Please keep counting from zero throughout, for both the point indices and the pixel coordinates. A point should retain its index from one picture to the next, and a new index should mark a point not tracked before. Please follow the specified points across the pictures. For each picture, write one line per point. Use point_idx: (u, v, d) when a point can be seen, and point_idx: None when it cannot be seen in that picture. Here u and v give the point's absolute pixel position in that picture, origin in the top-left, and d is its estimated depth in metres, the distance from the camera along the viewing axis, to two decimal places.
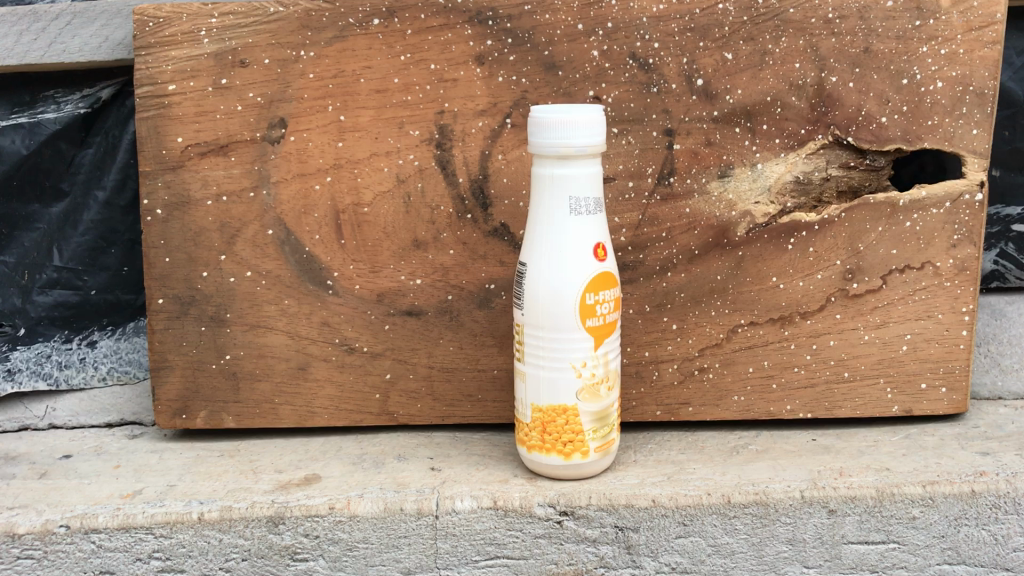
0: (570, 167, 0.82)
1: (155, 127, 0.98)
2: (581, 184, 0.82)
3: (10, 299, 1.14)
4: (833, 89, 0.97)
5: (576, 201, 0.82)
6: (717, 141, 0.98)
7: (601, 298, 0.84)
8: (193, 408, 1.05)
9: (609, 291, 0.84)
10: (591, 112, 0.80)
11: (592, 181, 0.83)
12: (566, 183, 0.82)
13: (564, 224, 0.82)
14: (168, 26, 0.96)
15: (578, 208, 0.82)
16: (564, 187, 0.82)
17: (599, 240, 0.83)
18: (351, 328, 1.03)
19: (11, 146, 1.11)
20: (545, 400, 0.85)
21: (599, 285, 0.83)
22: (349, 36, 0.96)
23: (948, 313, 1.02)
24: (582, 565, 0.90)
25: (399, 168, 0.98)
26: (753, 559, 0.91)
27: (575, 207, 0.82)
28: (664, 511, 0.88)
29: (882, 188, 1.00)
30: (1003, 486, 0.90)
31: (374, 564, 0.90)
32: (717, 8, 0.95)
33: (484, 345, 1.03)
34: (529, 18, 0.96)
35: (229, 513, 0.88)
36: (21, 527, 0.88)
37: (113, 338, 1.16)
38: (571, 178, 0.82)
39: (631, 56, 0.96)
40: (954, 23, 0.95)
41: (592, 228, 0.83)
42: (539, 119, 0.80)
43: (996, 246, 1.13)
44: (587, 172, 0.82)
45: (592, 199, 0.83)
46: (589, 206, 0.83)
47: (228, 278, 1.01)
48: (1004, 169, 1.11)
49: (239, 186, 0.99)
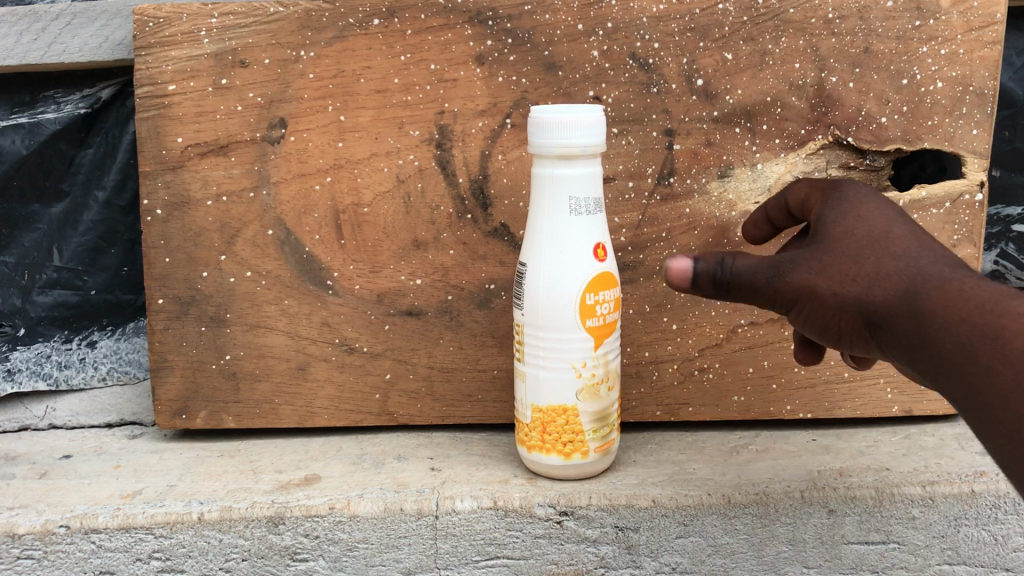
0: (571, 168, 0.82)
1: (155, 127, 0.98)
2: (581, 184, 0.82)
3: (10, 299, 1.14)
4: (833, 89, 0.97)
5: (576, 201, 0.82)
6: (717, 141, 0.98)
7: (601, 298, 0.84)
8: (193, 408, 1.05)
9: (609, 291, 0.84)
10: (592, 112, 0.80)
11: (591, 182, 0.83)
12: (566, 183, 0.82)
13: (564, 225, 0.82)
14: (168, 27, 0.96)
15: (578, 208, 0.82)
16: (565, 187, 0.82)
17: (599, 240, 0.83)
18: (351, 328, 1.03)
19: (11, 146, 1.11)
20: (545, 400, 0.85)
21: (599, 285, 0.83)
22: (349, 36, 0.96)
23: None
24: (582, 565, 0.90)
25: (399, 168, 0.98)
26: (754, 560, 0.90)
27: (575, 207, 0.82)
28: (664, 511, 0.88)
29: (882, 188, 1.00)
30: (1003, 486, 0.90)
31: (374, 565, 0.90)
32: (717, 8, 0.95)
33: (484, 345, 1.03)
34: (529, 18, 0.96)
35: (229, 513, 0.88)
36: (21, 527, 0.88)
37: (113, 338, 1.16)
38: (571, 178, 0.82)
39: (631, 56, 0.96)
40: (954, 23, 0.95)
41: (592, 228, 0.83)
42: (538, 119, 0.80)
43: (996, 246, 1.13)
44: (587, 172, 0.82)
45: (592, 199, 0.83)
46: (589, 206, 0.83)
47: (228, 278, 1.01)
48: (1004, 170, 1.12)
49: (239, 186, 0.99)
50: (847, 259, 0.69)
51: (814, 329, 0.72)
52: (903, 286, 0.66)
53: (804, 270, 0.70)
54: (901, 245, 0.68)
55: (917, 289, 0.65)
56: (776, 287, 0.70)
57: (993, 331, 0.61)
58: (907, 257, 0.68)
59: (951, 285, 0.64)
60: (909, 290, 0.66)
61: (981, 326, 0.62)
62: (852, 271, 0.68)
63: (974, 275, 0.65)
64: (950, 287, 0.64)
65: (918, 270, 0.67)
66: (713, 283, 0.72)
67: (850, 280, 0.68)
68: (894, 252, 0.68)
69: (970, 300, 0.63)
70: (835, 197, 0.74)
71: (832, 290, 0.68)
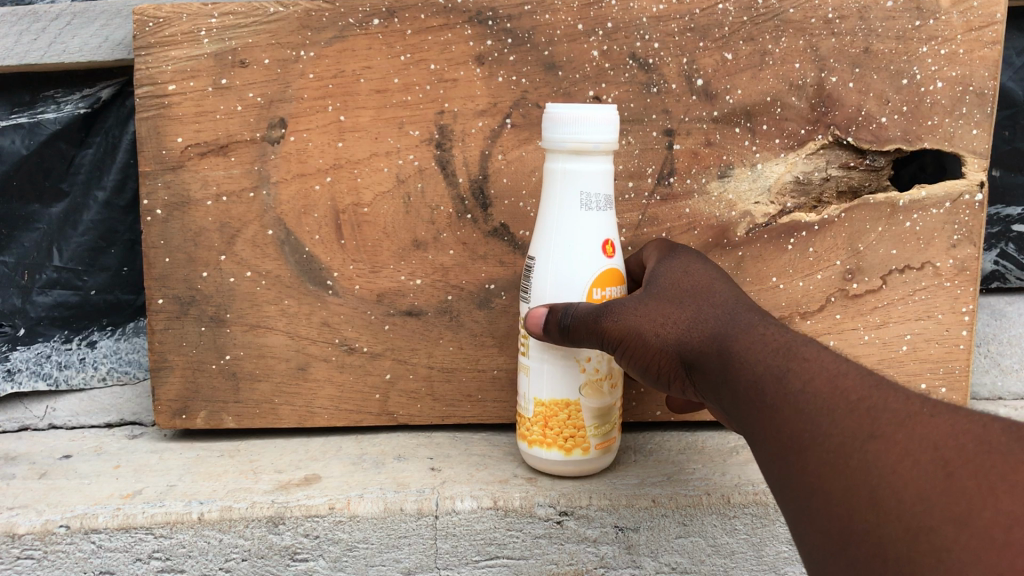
0: (583, 163, 0.81)
1: (155, 127, 0.98)
2: (592, 180, 0.82)
3: (9, 299, 1.14)
4: (833, 89, 0.97)
5: (587, 197, 0.82)
6: (717, 141, 0.98)
7: (608, 294, 0.83)
8: (193, 408, 1.04)
9: (616, 288, 0.84)
10: (608, 109, 0.79)
11: (603, 178, 0.82)
12: (577, 178, 0.82)
13: (574, 219, 0.82)
14: (167, 26, 0.96)
15: (589, 203, 0.82)
16: (576, 182, 0.82)
17: (608, 236, 0.83)
18: (351, 328, 1.03)
19: (11, 146, 1.10)
20: (547, 393, 0.85)
21: (606, 282, 0.83)
22: (349, 36, 0.96)
23: (948, 313, 1.02)
24: (582, 565, 0.90)
25: (399, 168, 0.98)
26: (754, 560, 0.91)
27: (585, 202, 0.82)
28: (664, 511, 0.88)
29: (882, 188, 1.00)
30: None
31: (373, 565, 0.90)
32: (717, 8, 0.95)
33: (484, 345, 1.03)
34: (529, 18, 0.96)
35: (229, 513, 0.88)
36: (21, 527, 0.88)
37: (112, 337, 1.16)
38: (582, 173, 0.81)
39: (631, 56, 0.96)
40: (954, 23, 0.95)
41: (602, 224, 0.83)
42: (553, 113, 0.79)
43: (996, 246, 1.13)
44: (599, 168, 0.82)
45: (603, 195, 0.83)
46: (599, 202, 0.82)
47: (228, 278, 1.01)
48: (1004, 169, 1.12)
49: (239, 186, 0.99)
50: (668, 303, 0.76)
51: (640, 368, 0.77)
52: (713, 331, 0.73)
53: (635, 314, 0.76)
54: (720, 298, 0.76)
55: (722, 334, 0.72)
56: (606, 327, 0.76)
57: (779, 370, 0.65)
58: (723, 307, 0.75)
59: (753, 331, 0.70)
60: (718, 335, 0.72)
61: (768, 366, 0.66)
62: (671, 314, 0.75)
63: (778, 325, 0.71)
64: (753, 333, 0.70)
65: (728, 319, 0.73)
66: (559, 329, 0.78)
67: (668, 324, 0.75)
68: (713, 303, 0.75)
69: (766, 344, 0.68)
70: (674, 256, 0.84)
71: (653, 334, 0.75)
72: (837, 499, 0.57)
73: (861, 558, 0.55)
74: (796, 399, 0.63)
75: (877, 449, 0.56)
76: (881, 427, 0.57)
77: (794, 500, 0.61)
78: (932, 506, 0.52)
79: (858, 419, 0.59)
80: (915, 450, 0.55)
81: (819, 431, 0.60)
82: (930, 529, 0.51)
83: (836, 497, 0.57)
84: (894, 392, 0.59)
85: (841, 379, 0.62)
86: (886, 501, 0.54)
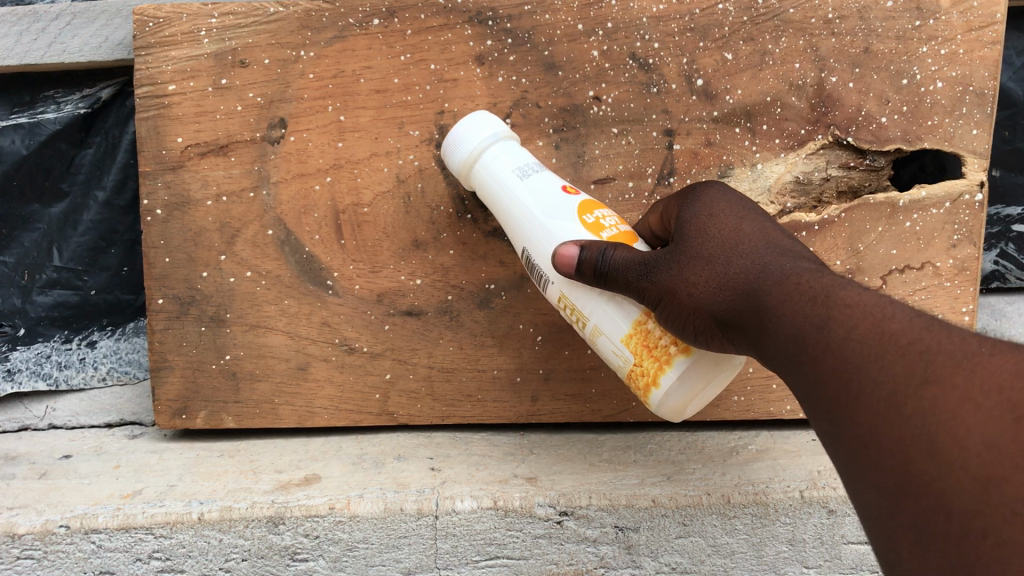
0: (501, 155, 0.82)
1: (155, 127, 0.98)
2: (518, 158, 0.81)
3: (9, 299, 1.14)
4: (833, 89, 0.97)
5: (520, 169, 0.80)
6: (717, 141, 0.98)
7: (599, 215, 0.78)
8: (194, 408, 1.04)
9: (603, 211, 0.79)
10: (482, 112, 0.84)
11: (526, 155, 0.82)
12: (506, 165, 0.81)
13: (527, 189, 0.78)
14: (168, 27, 0.96)
15: (526, 171, 0.80)
16: (505, 168, 0.81)
17: (561, 183, 0.80)
18: (351, 328, 1.02)
19: (11, 146, 1.11)
20: (625, 319, 0.75)
21: (590, 208, 0.78)
22: (349, 36, 0.96)
23: (948, 313, 1.01)
24: (582, 565, 0.90)
25: (399, 168, 0.99)
26: (753, 559, 0.91)
27: (523, 172, 0.80)
28: (664, 511, 0.88)
29: (882, 188, 0.99)
30: None
31: (374, 564, 0.90)
32: (717, 7, 0.96)
33: (484, 345, 1.02)
34: (529, 18, 0.96)
35: (229, 513, 0.88)
36: (21, 527, 0.88)
37: (113, 338, 1.17)
38: (507, 160, 0.81)
39: (631, 56, 0.97)
40: (954, 23, 0.95)
41: (549, 178, 0.80)
42: (453, 141, 0.83)
43: (996, 246, 1.14)
44: (515, 150, 0.82)
45: (533, 162, 0.81)
46: (534, 166, 0.81)
47: (228, 278, 1.01)
48: (1004, 169, 1.11)
49: (239, 186, 0.99)
50: (695, 257, 0.70)
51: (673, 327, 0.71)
52: (747, 284, 0.66)
53: (665, 272, 0.70)
54: (751, 246, 0.69)
55: (758, 285, 0.65)
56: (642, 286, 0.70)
57: (819, 318, 0.58)
58: (754, 255, 0.68)
59: (788, 279, 0.63)
60: (751, 288, 0.65)
61: (807, 316, 0.59)
62: (701, 270, 0.69)
63: (816, 270, 0.64)
64: (788, 282, 0.63)
65: (761, 268, 0.66)
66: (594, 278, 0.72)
67: (700, 281, 0.68)
68: (742, 251, 0.68)
69: (804, 292, 0.61)
70: (695, 200, 0.77)
71: (685, 292, 0.69)
72: (889, 450, 0.50)
73: (923, 513, 0.48)
74: (840, 347, 0.56)
75: (934, 394, 0.49)
76: (936, 371, 0.49)
77: (845, 457, 0.54)
78: (1002, 454, 0.44)
79: (909, 364, 0.51)
80: (976, 391, 0.47)
81: (866, 380, 0.53)
82: (1001, 478, 0.44)
83: (890, 449, 0.50)
84: (946, 334, 0.51)
85: (887, 323, 0.55)
86: (948, 450, 0.47)
